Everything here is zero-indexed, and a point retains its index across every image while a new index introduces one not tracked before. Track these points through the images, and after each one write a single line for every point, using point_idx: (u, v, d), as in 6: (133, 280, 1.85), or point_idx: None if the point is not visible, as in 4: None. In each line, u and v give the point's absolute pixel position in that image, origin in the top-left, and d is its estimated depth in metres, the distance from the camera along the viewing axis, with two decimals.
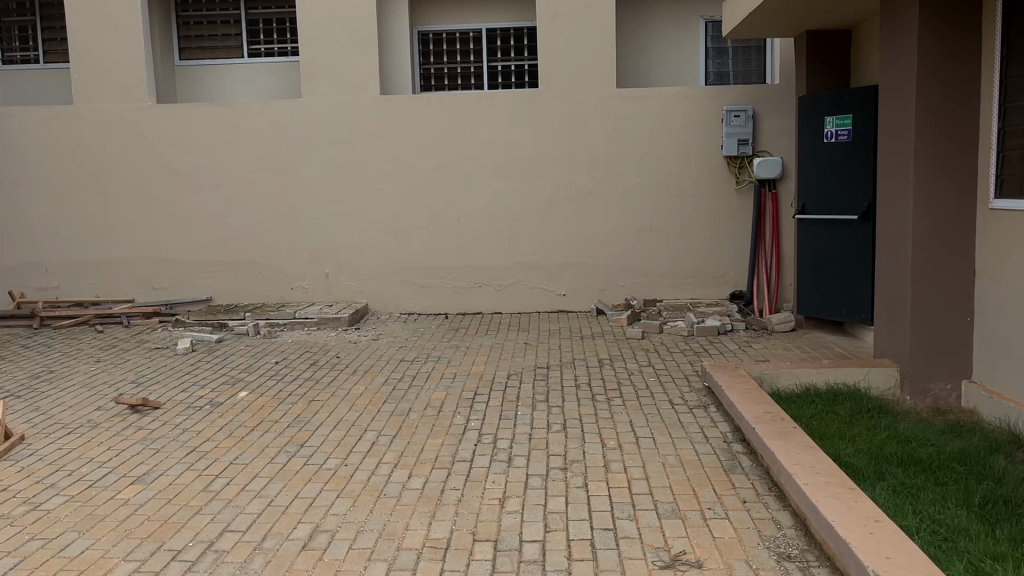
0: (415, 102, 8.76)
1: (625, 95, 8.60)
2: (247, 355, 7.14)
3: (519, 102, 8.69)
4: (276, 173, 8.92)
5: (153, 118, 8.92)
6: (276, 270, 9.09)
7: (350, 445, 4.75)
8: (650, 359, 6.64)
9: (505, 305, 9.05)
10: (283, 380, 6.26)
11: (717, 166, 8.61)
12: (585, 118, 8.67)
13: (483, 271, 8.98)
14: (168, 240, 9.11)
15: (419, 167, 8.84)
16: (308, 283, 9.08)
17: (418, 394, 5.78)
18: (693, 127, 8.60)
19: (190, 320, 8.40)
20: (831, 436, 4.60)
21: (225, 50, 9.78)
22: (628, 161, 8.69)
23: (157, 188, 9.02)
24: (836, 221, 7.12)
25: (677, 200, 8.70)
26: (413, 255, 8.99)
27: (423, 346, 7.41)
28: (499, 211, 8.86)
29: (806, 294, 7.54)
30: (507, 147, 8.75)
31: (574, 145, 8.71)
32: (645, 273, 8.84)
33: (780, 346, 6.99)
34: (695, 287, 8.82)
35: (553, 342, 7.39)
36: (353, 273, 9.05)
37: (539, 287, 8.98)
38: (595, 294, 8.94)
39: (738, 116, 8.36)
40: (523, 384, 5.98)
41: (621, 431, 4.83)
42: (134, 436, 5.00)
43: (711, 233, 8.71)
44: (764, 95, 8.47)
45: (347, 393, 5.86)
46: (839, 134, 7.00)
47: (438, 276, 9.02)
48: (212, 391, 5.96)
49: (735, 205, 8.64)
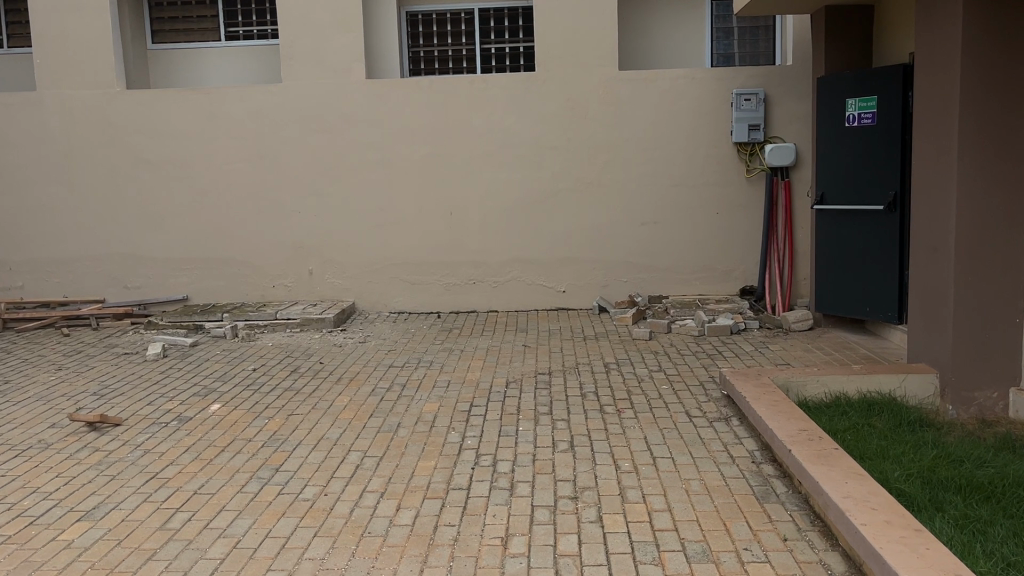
0: (403, 86, 8.19)
1: (628, 77, 8.06)
2: (223, 361, 6.58)
3: (515, 85, 8.13)
4: (256, 164, 8.35)
5: (122, 105, 8.33)
6: (256, 267, 8.52)
7: (331, 469, 4.21)
8: (660, 363, 6.11)
9: (500, 303, 8.50)
10: (259, 391, 5.70)
11: (725, 154, 8.09)
12: (585, 103, 8.11)
13: (477, 267, 8.44)
14: (140, 235, 8.52)
15: (407, 157, 8.28)
16: (290, 281, 8.52)
17: (408, 406, 5.24)
18: (701, 112, 8.06)
19: (163, 321, 7.81)
20: (873, 455, 4.09)
21: (201, 32, 9.18)
22: (631, 148, 8.15)
23: (127, 179, 8.43)
24: (858, 211, 6.61)
25: (684, 190, 8.17)
26: (403, 250, 8.44)
27: (414, 349, 6.86)
28: (495, 203, 8.31)
29: (824, 291, 7.03)
30: (502, 134, 8.20)
31: (573, 132, 8.16)
32: (650, 268, 8.32)
33: (799, 347, 6.48)
34: (702, 282, 8.30)
35: (553, 344, 6.85)
36: (339, 270, 8.49)
37: (537, 284, 8.43)
38: (597, 291, 8.40)
39: (749, 100, 7.87)
40: (523, 395, 5.44)
41: (636, 451, 4.31)
42: (88, 460, 4.44)
43: (721, 225, 8.19)
44: (776, 77, 7.95)
45: (329, 405, 5.32)
46: (862, 117, 6.49)
47: (429, 272, 8.47)
48: (180, 404, 5.41)
49: (746, 195, 8.13)
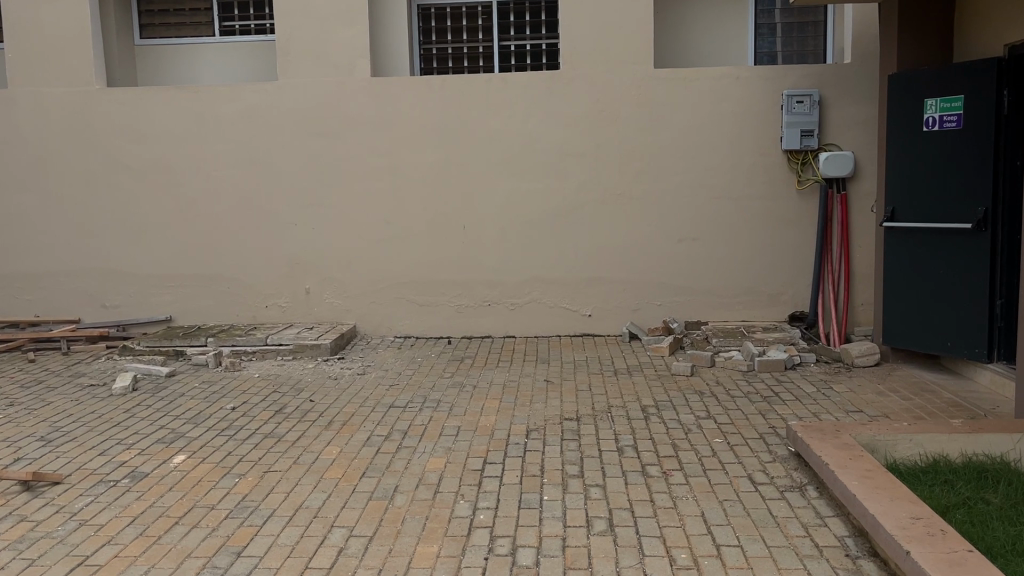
0: (413, 85, 7.33)
1: (666, 76, 7.17)
2: (199, 396, 5.71)
3: (537, 85, 7.25)
4: (248, 170, 7.51)
5: (102, 104, 7.52)
6: (247, 285, 7.66)
7: (306, 556, 3.33)
8: (708, 408, 5.19)
9: (518, 328, 7.59)
10: (234, 437, 4.82)
11: (774, 163, 7.18)
12: (616, 104, 7.22)
13: (493, 287, 7.54)
14: (120, 249, 7.68)
15: (417, 165, 7.41)
16: (285, 301, 7.65)
17: (408, 463, 4.34)
18: (746, 115, 7.15)
19: (139, 346, 6.94)
20: (1004, 552, 3.20)
21: (193, 26, 8.35)
22: (667, 156, 7.25)
23: (106, 187, 7.61)
24: (938, 230, 5.69)
25: (726, 203, 7.26)
26: (410, 268, 7.55)
27: (419, 384, 5.96)
28: (514, 216, 7.42)
29: (892, 322, 6.10)
30: (523, 139, 7.32)
31: (603, 138, 7.27)
32: (687, 290, 7.40)
33: (868, 388, 5.54)
34: (746, 307, 7.38)
35: (579, 380, 5.94)
36: (339, 289, 7.62)
37: (560, 307, 7.53)
38: (628, 316, 7.48)
39: (802, 102, 6.98)
40: (548, 448, 4.53)
41: (694, 537, 3.40)
42: (8, 535, 3.57)
43: (768, 243, 7.27)
44: (832, 77, 7.05)
45: (314, 460, 4.43)
46: (944, 120, 5.59)
47: (439, 292, 7.58)
48: (138, 455, 4.53)
49: (797, 209, 7.20)
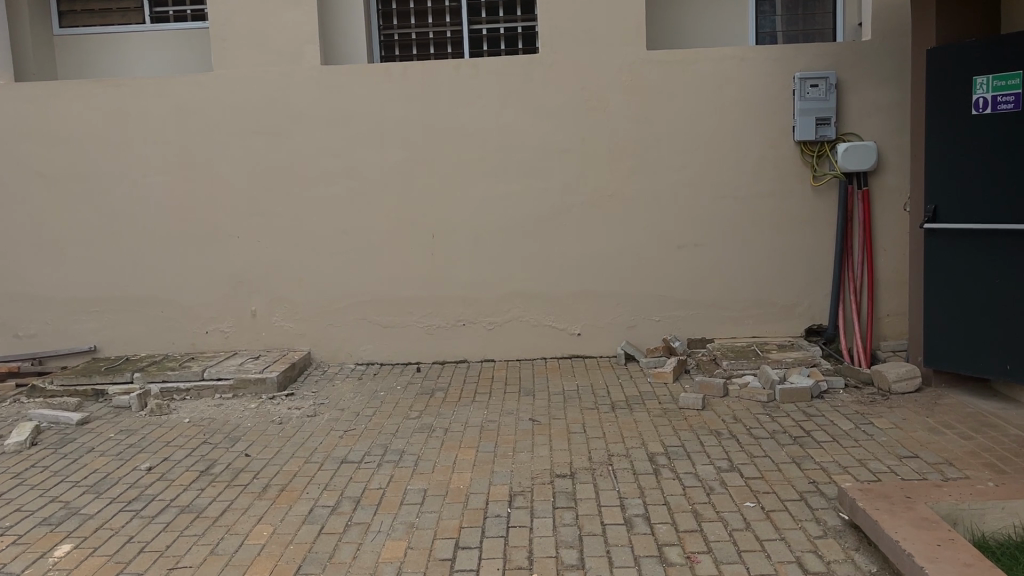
0: (370, 73, 6.35)
1: (660, 58, 6.24)
2: (112, 452, 4.71)
3: (512, 71, 6.30)
4: (181, 176, 6.50)
5: (8, 102, 6.48)
6: (184, 308, 6.65)
7: None
8: (731, 457, 4.27)
9: (497, 351, 6.62)
10: (142, 513, 3.84)
11: (786, 157, 6.28)
12: (603, 92, 6.29)
13: (467, 305, 6.57)
14: (35, 270, 6.65)
15: (377, 166, 6.44)
16: (228, 325, 6.65)
17: (359, 552, 3.38)
18: (753, 102, 6.24)
19: (53, 386, 5.89)
20: None
21: (121, 13, 7.32)
22: (664, 151, 6.32)
23: (16, 198, 6.57)
24: (993, 232, 4.81)
25: (732, 203, 6.34)
26: (371, 285, 6.57)
27: (380, 428, 4.98)
28: (489, 223, 6.46)
29: (935, 339, 5.20)
30: (497, 135, 6.37)
31: (589, 131, 6.33)
32: (690, 304, 6.48)
33: (917, 422, 4.64)
34: (757, 321, 6.47)
35: (571, 418, 5.00)
36: (290, 310, 6.62)
37: (545, 325, 6.58)
38: (622, 334, 6.54)
39: (816, 86, 6.08)
40: (537, 522, 3.57)
41: None
42: None
43: (780, 248, 6.37)
44: (850, 56, 6.16)
45: (238, 550, 3.45)
46: (997, 102, 4.72)
47: (406, 312, 6.60)
48: (11, 545, 3.54)
49: (813, 209, 6.31)
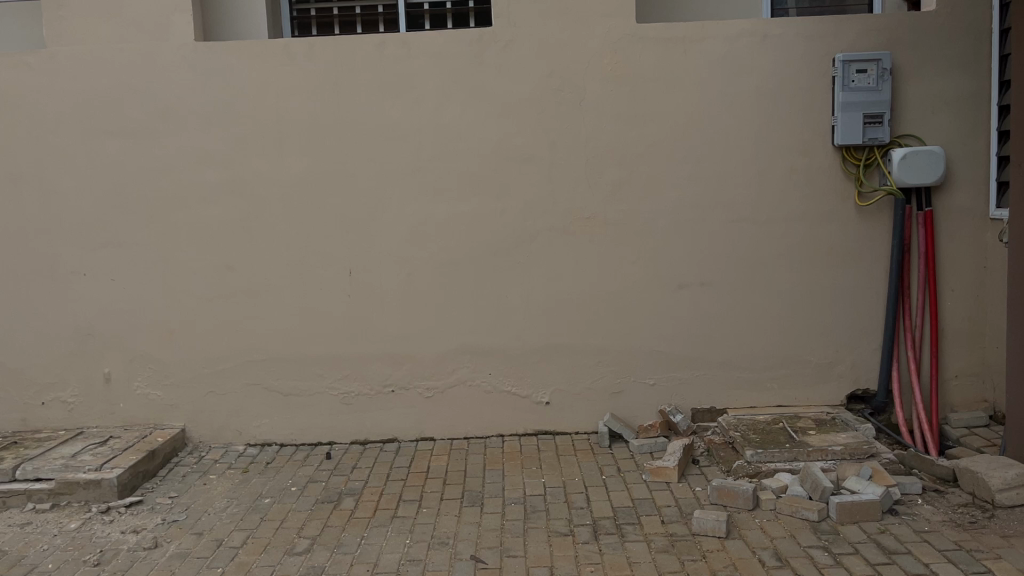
0: (263, 53, 4.67)
1: (655, 34, 4.62)
2: None
3: (456, 52, 4.65)
4: (3, 191, 4.78)
5: None
6: (11, 371, 4.91)
7: None
8: None
9: (438, 427, 4.95)
10: None
11: (822, 166, 4.68)
12: (579, 80, 4.66)
13: (397, 366, 4.89)
14: None
15: (273, 178, 4.75)
16: (72, 394, 4.92)
17: None
18: (778, 93, 4.64)
19: None
20: None
21: None
22: (660, 159, 4.70)
23: None
24: None
25: (752, 230, 4.73)
26: (267, 340, 4.87)
27: None
28: (427, 256, 4.80)
29: None
30: (436, 138, 4.71)
31: (560, 132, 4.69)
32: (694, 363, 4.84)
33: None
34: (783, 386, 4.86)
35: (534, 558, 3.33)
36: (157, 374, 4.90)
37: (501, 393, 4.91)
38: (605, 404, 4.89)
39: (864, 72, 4.51)
40: None
41: None
42: None
43: (815, 289, 4.76)
44: (910, 31, 4.58)
45: None
46: None
47: (315, 376, 4.90)
48: None
49: (858, 237, 4.71)
